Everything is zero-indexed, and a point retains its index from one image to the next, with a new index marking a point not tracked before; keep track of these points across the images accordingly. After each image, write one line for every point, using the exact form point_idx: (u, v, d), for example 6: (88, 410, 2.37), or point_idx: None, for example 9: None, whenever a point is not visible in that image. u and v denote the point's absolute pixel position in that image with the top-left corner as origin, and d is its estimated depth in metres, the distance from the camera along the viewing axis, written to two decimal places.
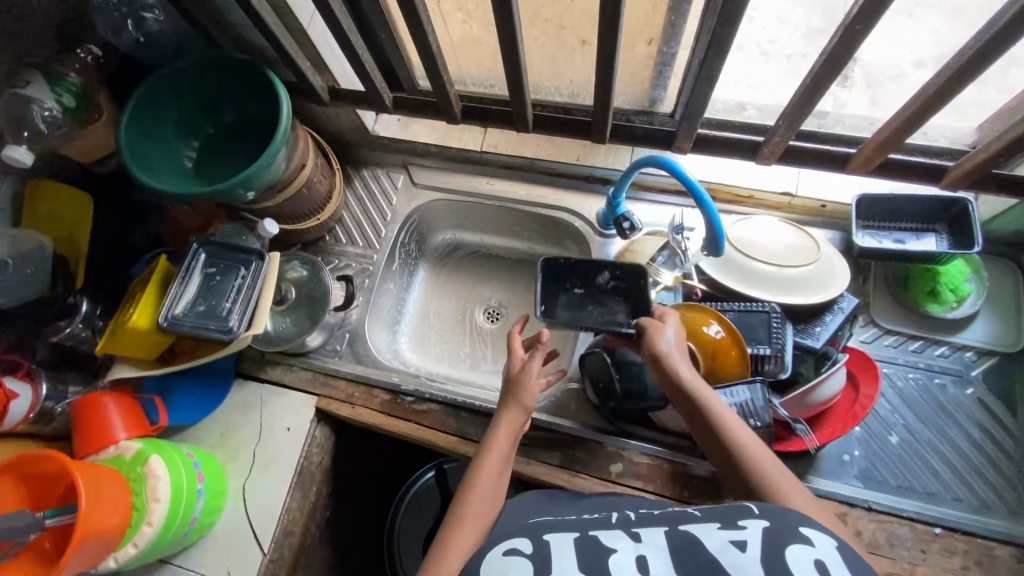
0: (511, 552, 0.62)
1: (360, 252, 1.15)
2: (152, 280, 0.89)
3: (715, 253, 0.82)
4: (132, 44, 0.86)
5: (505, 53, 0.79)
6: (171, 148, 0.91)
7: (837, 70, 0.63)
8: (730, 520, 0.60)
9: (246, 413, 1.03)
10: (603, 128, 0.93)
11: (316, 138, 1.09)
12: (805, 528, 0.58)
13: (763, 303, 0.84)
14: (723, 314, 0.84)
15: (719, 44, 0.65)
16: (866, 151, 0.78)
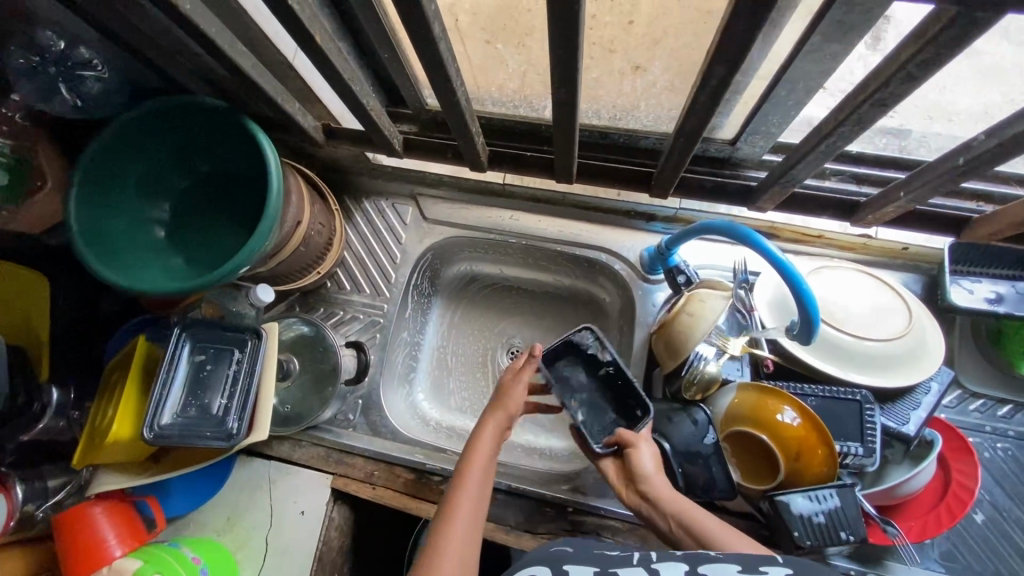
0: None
1: (368, 301, 1.01)
2: (131, 372, 0.75)
3: (807, 340, 0.66)
4: (69, 108, 0.69)
5: (558, 104, 0.63)
6: (138, 215, 0.75)
7: (1006, 151, 0.50)
8: (751, 564, 0.51)
9: (253, 494, 0.92)
10: (670, 180, 0.77)
11: (309, 175, 0.92)
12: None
13: (851, 390, 0.73)
14: (804, 401, 0.73)
15: (852, 118, 0.50)
16: (997, 224, 0.65)
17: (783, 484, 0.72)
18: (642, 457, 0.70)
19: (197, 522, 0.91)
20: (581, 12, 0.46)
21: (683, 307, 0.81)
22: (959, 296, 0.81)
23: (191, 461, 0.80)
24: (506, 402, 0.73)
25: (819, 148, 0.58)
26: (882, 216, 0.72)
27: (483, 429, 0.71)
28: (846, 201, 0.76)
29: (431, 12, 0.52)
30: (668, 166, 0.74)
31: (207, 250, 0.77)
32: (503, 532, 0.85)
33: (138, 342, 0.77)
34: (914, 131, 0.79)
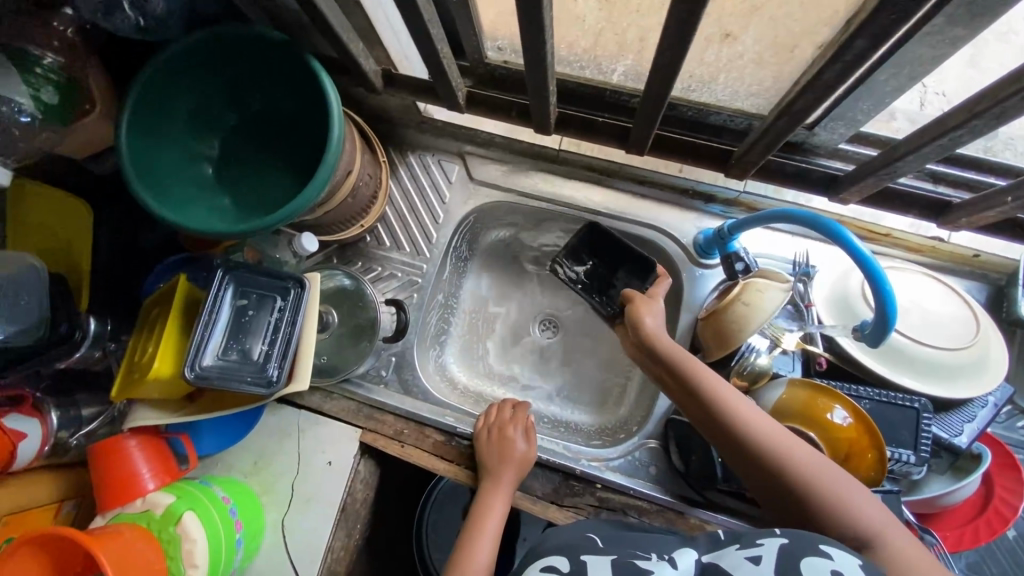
0: (548, 569, 0.56)
1: (407, 259, 0.99)
2: (171, 312, 0.74)
3: (878, 339, 0.63)
4: (130, 30, 0.64)
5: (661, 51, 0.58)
6: (186, 149, 0.72)
7: None
8: (749, 540, 0.53)
9: (282, 441, 0.92)
10: (767, 151, 0.73)
11: (360, 124, 0.88)
12: (825, 545, 0.50)
13: (909, 396, 0.71)
14: (858, 403, 0.70)
15: None
16: None
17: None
18: (646, 311, 0.77)
19: (224, 463, 0.92)
20: None
21: (739, 294, 0.77)
22: None
23: (227, 405, 0.80)
24: (515, 456, 0.82)
25: (949, 136, 0.56)
26: (973, 217, 0.68)
27: (489, 495, 0.79)
28: (936, 201, 0.72)
29: None
30: (756, 147, 0.73)
31: (254, 190, 0.75)
32: (529, 502, 0.84)
33: (179, 282, 0.75)
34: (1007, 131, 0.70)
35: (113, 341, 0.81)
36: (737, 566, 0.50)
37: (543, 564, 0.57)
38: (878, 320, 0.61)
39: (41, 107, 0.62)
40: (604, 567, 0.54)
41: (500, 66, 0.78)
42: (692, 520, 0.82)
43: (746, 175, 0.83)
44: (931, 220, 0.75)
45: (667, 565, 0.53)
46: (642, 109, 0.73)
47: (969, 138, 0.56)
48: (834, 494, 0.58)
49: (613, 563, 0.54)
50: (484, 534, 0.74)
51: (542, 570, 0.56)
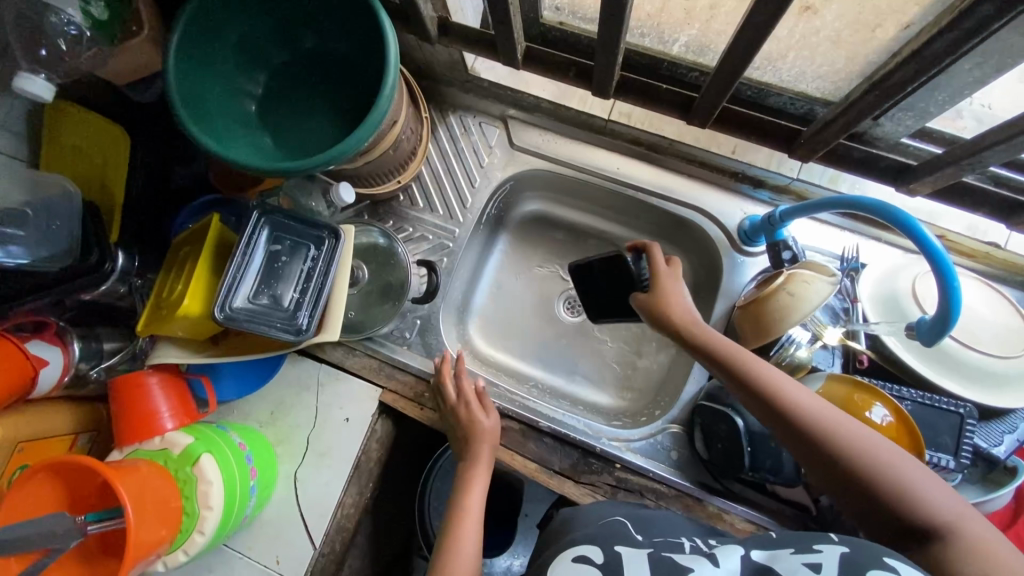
0: (581, 559, 0.54)
1: (439, 222, 0.96)
2: (203, 250, 0.71)
3: (938, 336, 0.61)
4: None
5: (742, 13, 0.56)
6: (232, 83, 0.69)
7: None
8: (805, 545, 0.52)
9: (301, 393, 0.92)
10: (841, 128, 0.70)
11: (405, 76, 0.85)
12: (890, 558, 0.48)
13: (954, 401, 0.69)
14: (901, 404, 0.68)
15: None
16: None
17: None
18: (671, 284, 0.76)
19: (242, 410, 0.91)
20: None
21: (782, 285, 0.75)
22: None
23: (253, 349, 0.79)
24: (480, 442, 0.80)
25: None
26: None
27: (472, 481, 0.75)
28: (1008, 198, 0.69)
29: None
30: (833, 126, 0.71)
31: (298, 133, 0.72)
32: (546, 474, 0.85)
33: (213, 221, 0.73)
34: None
35: (138, 278, 0.79)
36: (795, 570, 0.49)
37: (574, 552, 0.56)
38: (939, 315, 0.60)
39: (90, 22, 0.61)
40: (641, 564, 0.53)
41: (554, 28, 0.75)
42: (711, 509, 0.81)
43: (815, 156, 0.79)
44: (998, 218, 0.71)
45: (709, 565, 0.52)
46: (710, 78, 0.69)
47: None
48: (896, 478, 0.54)
49: (651, 560, 0.54)
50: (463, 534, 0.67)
51: (574, 559, 0.55)
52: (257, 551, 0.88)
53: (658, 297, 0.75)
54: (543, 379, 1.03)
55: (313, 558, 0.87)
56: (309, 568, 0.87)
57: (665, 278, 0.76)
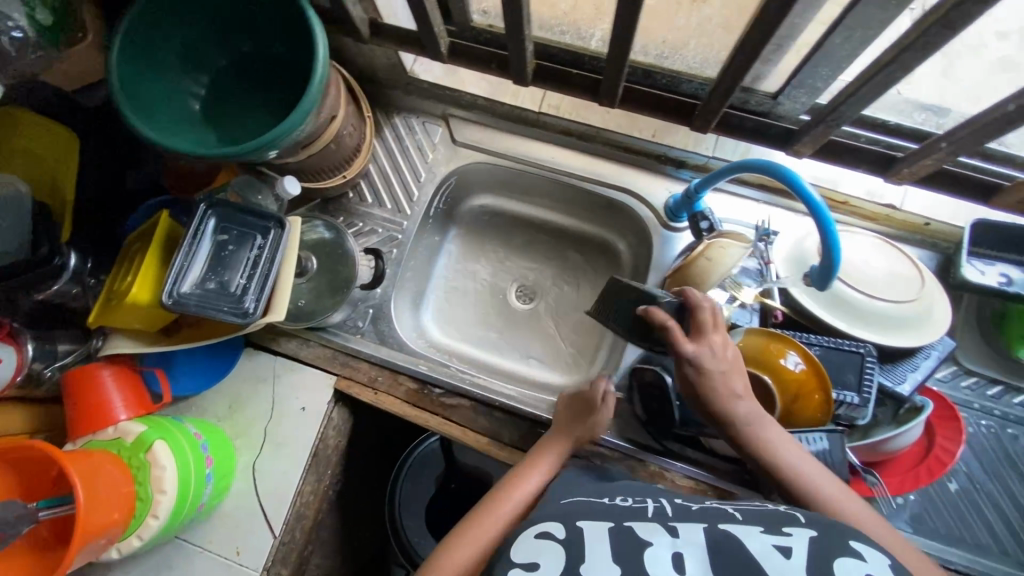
0: (543, 535, 0.54)
1: (387, 216, 1.01)
2: (152, 243, 0.75)
3: (823, 281, 0.68)
4: None
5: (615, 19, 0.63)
6: (175, 84, 0.74)
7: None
8: (773, 525, 0.52)
9: (257, 387, 0.94)
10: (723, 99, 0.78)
11: (347, 78, 0.90)
12: (854, 541, 0.50)
13: (856, 343, 0.75)
14: (809, 349, 0.75)
15: None
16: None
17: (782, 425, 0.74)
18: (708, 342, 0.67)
19: (199, 406, 0.93)
20: None
21: (702, 251, 0.82)
22: (971, 274, 0.83)
23: (207, 335, 0.83)
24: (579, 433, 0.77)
25: (883, 71, 0.62)
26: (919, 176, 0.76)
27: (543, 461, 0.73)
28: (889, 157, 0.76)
29: None
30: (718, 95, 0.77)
31: (241, 129, 0.77)
32: (495, 447, 0.88)
33: (161, 216, 0.77)
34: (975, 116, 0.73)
35: (91, 277, 0.81)
36: (767, 553, 0.48)
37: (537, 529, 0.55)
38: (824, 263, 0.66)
39: (35, 27, 0.64)
40: (602, 536, 0.52)
41: (484, 30, 0.81)
42: (653, 468, 0.85)
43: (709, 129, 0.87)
44: (878, 175, 0.79)
45: (669, 537, 0.51)
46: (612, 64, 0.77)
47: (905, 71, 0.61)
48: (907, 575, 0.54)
49: (613, 534, 0.52)
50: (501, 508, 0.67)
51: (537, 535, 0.54)
52: (216, 544, 0.89)
53: (693, 364, 0.67)
54: (496, 363, 1.07)
55: (272, 547, 0.88)
56: (266, 558, 0.88)
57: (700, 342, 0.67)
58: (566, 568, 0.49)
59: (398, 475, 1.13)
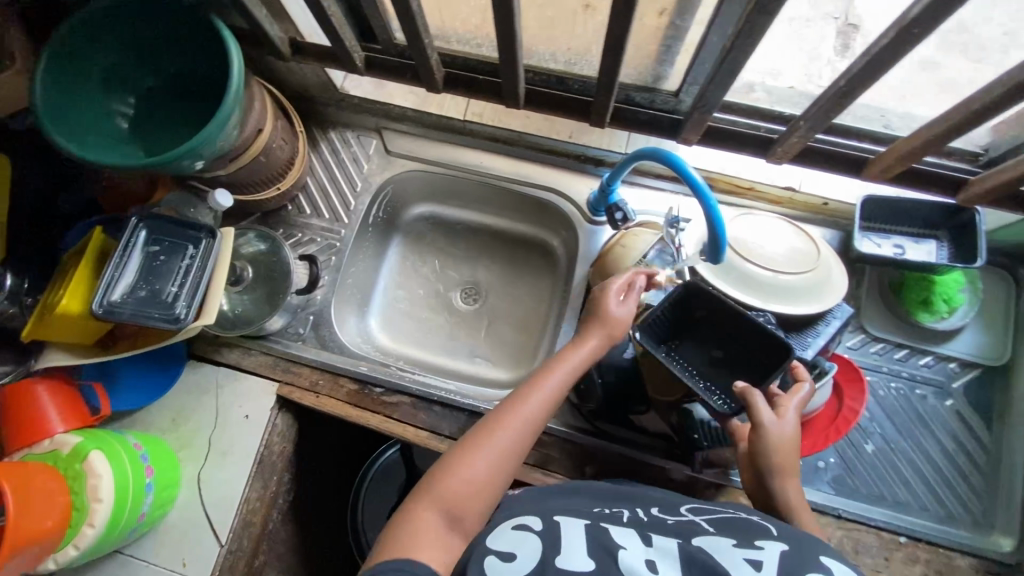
0: (520, 527, 0.59)
1: (326, 226, 1.05)
2: (84, 258, 0.78)
3: (715, 247, 0.73)
4: None
5: (500, 32, 0.69)
6: (101, 105, 0.78)
7: (870, 78, 0.61)
8: (745, 539, 0.55)
9: (200, 397, 0.96)
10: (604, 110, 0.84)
11: (276, 95, 0.95)
12: (824, 558, 0.53)
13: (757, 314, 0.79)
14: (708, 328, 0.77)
15: None
16: (885, 160, 0.75)
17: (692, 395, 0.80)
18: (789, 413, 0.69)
19: (143, 420, 0.95)
20: None
21: (617, 241, 0.91)
22: (868, 247, 0.90)
23: (144, 343, 0.84)
24: (610, 316, 0.74)
25: None
26: (797, 156, 0.83)
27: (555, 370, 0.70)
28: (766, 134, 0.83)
29: None
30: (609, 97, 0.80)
31: (168, 143, 0.80)
32: (436, 440, 0.91)
33: (94, 232, 0.80)
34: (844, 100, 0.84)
35: (27, 297, 0.84)
36: (737, 565, 0.51)
37: (514, 522, 0.60)
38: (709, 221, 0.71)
39: None
40: (577, 532, 0.57)
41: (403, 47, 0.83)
42: (588, 449, 0.88)
43: (607, 123, 0.89)
44: (760, 155, 0.85)
45: (642, 546, 0.55)
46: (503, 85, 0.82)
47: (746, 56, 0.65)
48: None
49: (587, 531, 0.57)
50: (524, 407, 0.67)
51: (514, 528, 0.59)
52: (162, 557, 0.89)
53: (776, 430, 0.68)
54: (441, 362, 1.10)
55: (219, 556, 0.89)
56: (213, 568, 0.88)
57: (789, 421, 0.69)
58: (541, 564, 0.53)
59: (360, 490, 1.13)
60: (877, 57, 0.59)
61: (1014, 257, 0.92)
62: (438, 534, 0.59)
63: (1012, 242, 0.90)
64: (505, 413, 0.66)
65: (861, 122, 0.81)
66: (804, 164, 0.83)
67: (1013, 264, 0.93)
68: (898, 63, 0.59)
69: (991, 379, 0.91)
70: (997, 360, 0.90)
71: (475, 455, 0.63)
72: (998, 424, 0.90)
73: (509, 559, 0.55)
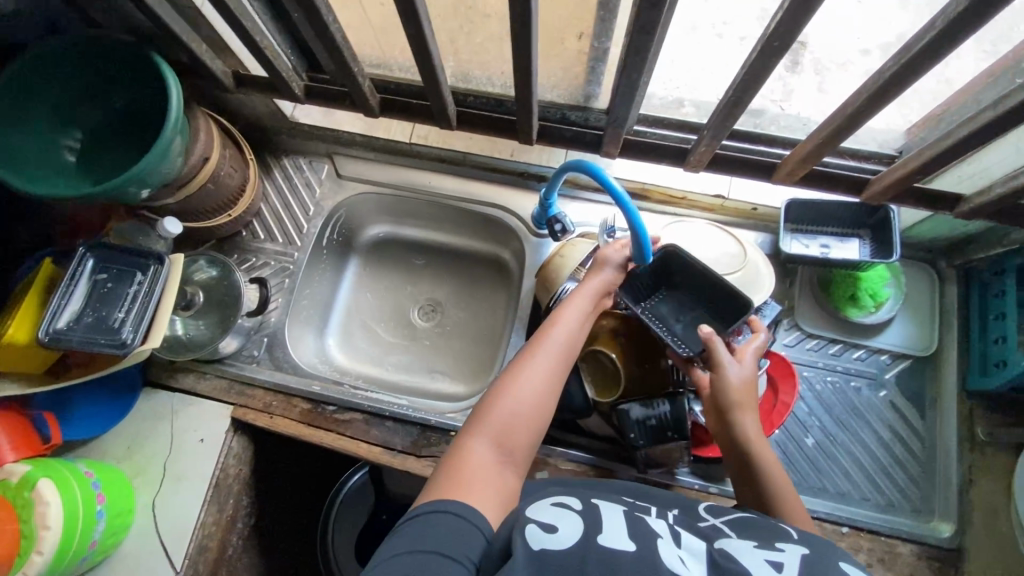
0: (559, 504, 0.59)
1: (279, 250, 1.08)
2: (31, 289, 0.80)
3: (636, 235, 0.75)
4: None
5: (420, 60, 0.74)
6: (47, 139, 0.80)
7: (752, 85, 0.65)
8: (768, 541, 0.55)
9: (155, 423, 0.96)
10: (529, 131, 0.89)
11: (224, 124, 0.99)
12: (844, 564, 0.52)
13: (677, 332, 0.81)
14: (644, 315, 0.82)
15: (636, 54, 0.63)
16: (789, 164, 0.81)
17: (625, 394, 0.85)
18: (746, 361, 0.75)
19: (97, 448, 0.95)
20: None
21: (557, 251, 0.94)
22: (796, 248, 0.95)
23: (91, 369, 0.85)
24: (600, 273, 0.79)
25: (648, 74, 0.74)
26: (713, 164, 0.89)
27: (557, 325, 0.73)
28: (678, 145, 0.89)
29: None
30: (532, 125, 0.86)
31: (115, 174, 0.83)
32: (388, 454, 0.92)
33: (44, 264, 0.82)
34: (769, 111, 0.92)
35: None
36: (758, 563, 0.51)
37: (555, 501, 0.59)
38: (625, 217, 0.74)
39: None
40: (615, 516, 0.57)
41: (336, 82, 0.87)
42: (537, 456, 0.89)
43: (533, 141, 0.93)
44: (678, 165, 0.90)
45: (674, 543, 0.55)
46: (433, 108, 0.86)
47: (636, 77, 0.68)
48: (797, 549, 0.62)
49: (625, 516, 0.58)
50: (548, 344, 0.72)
51: (553, 504, 0.59)
52: None
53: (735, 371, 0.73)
54: (398, 378, 1.12)
55: None
56: None
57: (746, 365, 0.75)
58: (581, 539, 0.53)
59: (328, 517, 1.12)
60: (752, 70, 0.63)
61: (934, 252, 0.98)
62: (485, 466, 0.63)
63: (930, 238, 0.95)
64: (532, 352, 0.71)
65: (785, 132, 0.89)
66: (720, 171, 0.89)
67: (933, 259, 0.98)
68: (770, 76, 0.63)
69: (922, 369, 0.95)
70: (925, 350, 0.94)
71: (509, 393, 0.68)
72: (931, 413, 0.93)
73: (551, 529, 0.54)
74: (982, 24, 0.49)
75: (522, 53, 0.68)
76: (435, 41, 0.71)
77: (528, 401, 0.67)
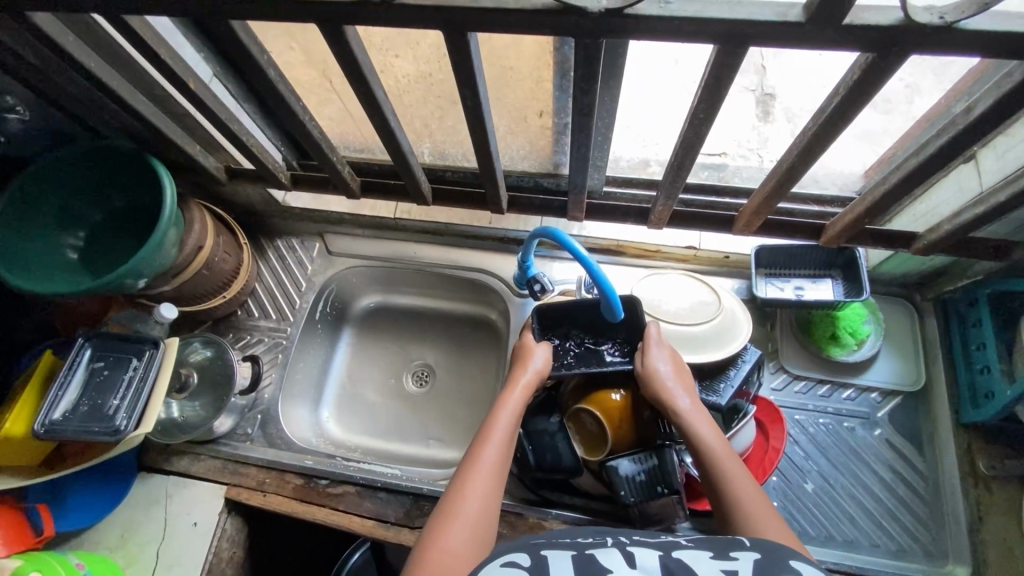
0: (510, 563, 0.55)
1: (273, 326, 1.12)
2: (33, 382, 0.85)
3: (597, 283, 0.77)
4: None
5: (391, 148, 0.80)
6: (52, 241, 0.86)
7: (692, 150, 0.69)
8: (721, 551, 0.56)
9: (149, 509, 0.96)
10: (498, 199, 0.92)
11: (219, 214, 1.06)
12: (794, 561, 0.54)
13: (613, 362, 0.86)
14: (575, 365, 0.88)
15: (581, 130, 0.69)
16: (745, 216, 0.84)
17: (612, 451, 0.84)
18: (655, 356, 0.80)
19: (88, 539, 0.94)
20: (365, 66, 0.64)
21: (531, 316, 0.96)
22: (771, 292, 0.97)
23: (85, 458, 0.87)
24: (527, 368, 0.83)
25: (601, 144, 0.79)
26: (675, 220, 0.94)
27: (495, 428, 0.74)
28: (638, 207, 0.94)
29: (273, 75, 0.68)
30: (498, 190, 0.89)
31: (113, 266, 0.88)
32: (382, 528, 0.91)
33: (46, 355, 0.87)
34: (730, 165, 0.97)
35: None
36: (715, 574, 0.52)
37: (502, 560, 0.55)
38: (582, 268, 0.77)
39: None
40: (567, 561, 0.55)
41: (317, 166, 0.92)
42: (532, 520, 0.88)
43: (503, 210, 0.96)
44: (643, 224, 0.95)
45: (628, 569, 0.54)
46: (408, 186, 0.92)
47: (587, 151, 0.74)
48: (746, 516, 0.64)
49: (574, 558, 0.56)
50: (483, 463, 0.70)
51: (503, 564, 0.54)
52: None
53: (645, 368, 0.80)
54: (395, 447, 1.11)
55: None
56: None
57: (652, 357, 0.81)
58: None
59: None
60: (687, 139, 0.68)
61: (908, 287, 1.00)
62: None
63: (900, 273, 0.98)
64: (466, 479, 0.68)
65: (747, 182, 0.93)
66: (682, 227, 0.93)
67: (908, 293, 1.00)
68: (704, 142, 0.68)
69: (914, 404, 0.94)
70: (914, 385, 0.94)
71: (449, 523, 0.63)
72: (929, 450, 0.91)
73: None
74: (880, 89, 0.54)
75: (481, 137, 0.74)
76: (400, 130, 0.77)
77: (482, 506, 0.66)
